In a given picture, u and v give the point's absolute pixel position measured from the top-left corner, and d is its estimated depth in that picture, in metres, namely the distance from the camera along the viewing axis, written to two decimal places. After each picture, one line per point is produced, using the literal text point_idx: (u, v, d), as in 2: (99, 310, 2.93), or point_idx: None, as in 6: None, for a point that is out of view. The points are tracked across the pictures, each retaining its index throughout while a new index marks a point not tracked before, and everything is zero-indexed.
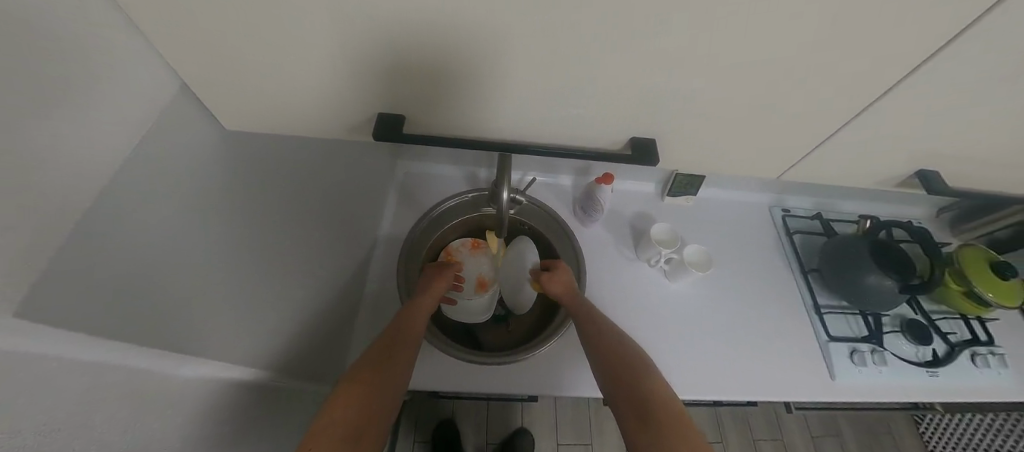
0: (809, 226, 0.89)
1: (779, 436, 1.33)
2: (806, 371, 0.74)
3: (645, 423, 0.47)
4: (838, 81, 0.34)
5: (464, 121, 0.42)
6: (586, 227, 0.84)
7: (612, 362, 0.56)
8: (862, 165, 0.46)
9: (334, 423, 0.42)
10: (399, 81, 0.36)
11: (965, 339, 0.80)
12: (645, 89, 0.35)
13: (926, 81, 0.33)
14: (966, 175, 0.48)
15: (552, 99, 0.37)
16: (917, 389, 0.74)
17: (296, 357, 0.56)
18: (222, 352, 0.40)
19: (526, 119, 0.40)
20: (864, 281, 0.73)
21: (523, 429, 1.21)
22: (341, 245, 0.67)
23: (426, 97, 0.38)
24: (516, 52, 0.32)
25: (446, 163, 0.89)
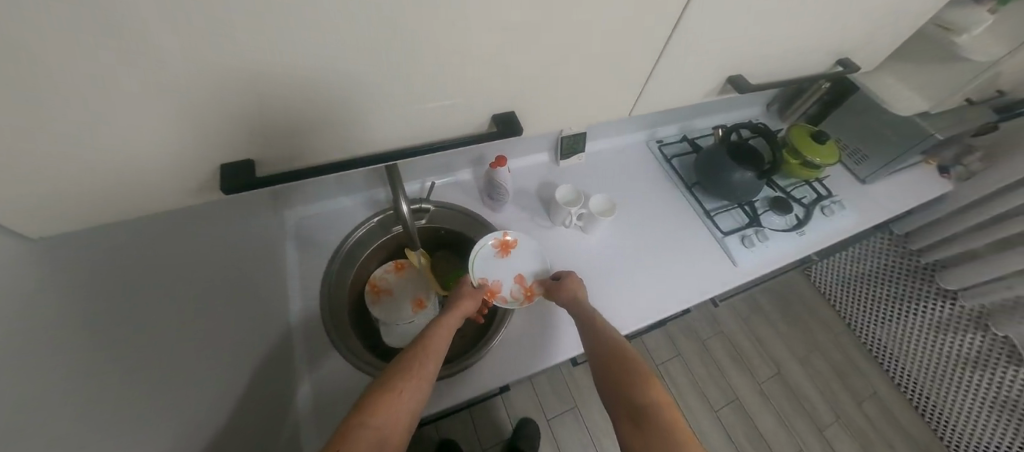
0: (680, 148, 1.02)
1: (720, 329, 1.53)
2: (716, 266, 0.86)
3: (636, 422, 0.52)
4: (641, 24, 0.38)
5: (302, 149, 0.35)
6: (499, 212, 0.86)
7: (613, 357, 0.60)
8: (687, 90, 0.54)
9: (370, 423, 0.46)
10: (225, 143, 0.31)
11: (814, 198, 0.99)
12: (484, 71, 0.35)
13: (705, 7, 0.39)
14: (775, 69, 0.56)
15: (411, 97, 0.34)
16: (794, 249, 0.91)
17: None
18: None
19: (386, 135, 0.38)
20: (732, 179, 0.86)
21: (526, 418, 1.24)
22: (257, 316, 0.59)
23: (270, 136, 0.32)
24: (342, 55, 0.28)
25: (338, 196, 0.83)
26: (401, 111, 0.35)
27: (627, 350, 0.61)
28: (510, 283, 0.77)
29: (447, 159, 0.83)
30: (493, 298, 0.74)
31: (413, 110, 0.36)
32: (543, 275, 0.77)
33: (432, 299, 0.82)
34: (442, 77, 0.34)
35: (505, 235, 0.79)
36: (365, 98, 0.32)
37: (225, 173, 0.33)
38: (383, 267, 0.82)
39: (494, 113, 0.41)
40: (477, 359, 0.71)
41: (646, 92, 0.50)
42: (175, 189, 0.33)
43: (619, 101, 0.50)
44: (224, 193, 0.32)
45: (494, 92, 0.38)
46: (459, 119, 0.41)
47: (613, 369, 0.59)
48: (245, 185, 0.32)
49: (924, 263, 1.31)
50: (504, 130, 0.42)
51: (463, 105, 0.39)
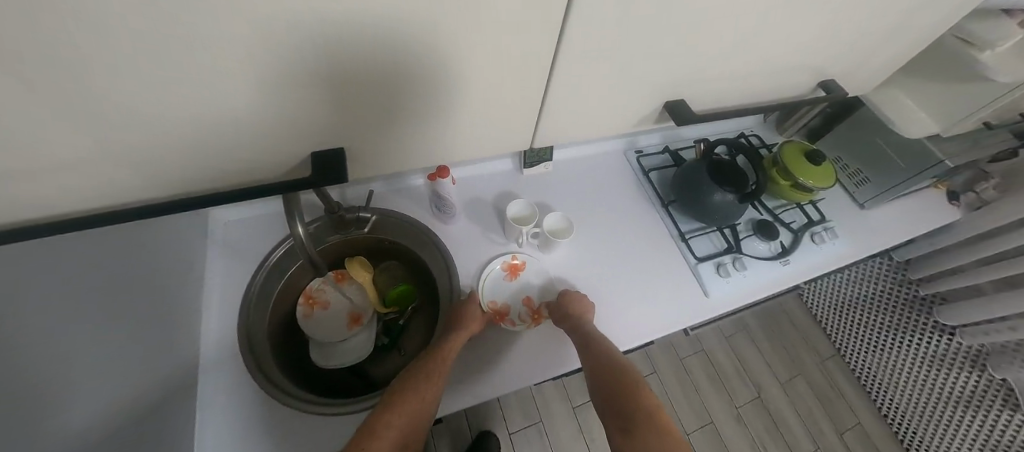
0: (661, 160, 0.93)
1: (702, 348, 1.46)
2: (684, 295, 0.78)
3: (629, 436, 0.53)
4: None
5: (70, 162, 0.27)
6: (449, 224, 0.78)
7: (618, 374, 0.58)
8: None
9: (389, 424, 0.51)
10: None
11: (804, 223, 0.90)
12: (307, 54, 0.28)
13: None
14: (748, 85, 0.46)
15: (221, 83, 0.28)
16: (776, 280, 0.83)
17: None
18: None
19: (198, 126, 0.31)
20: (711, 200, 0.77)
21: (486, 432, 1.18)
22: (166, 325, 0.51)
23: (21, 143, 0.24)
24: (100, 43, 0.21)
25: (269, 198, 0.75)
26: (281, 133, 0.35)
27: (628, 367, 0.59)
28: (518, 305, 0.72)
29: None
30: (499, 323, 0.68)
31: (339, 99, 0.34)
32: (549, 296, 0.73)
33: (368, 318, 0.75)
34: (325, 103, 0.34)
35: (513, 256, 0.75)
36: (261, 127, 0.33)
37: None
38: (320, 279, 0.74)
39: (316, 151, 0.39)
40: None
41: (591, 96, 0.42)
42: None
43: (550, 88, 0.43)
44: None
45: (376, 104, 0.36)
46: (330, 132, 0.38)
47: (618, 386, 0.57)
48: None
49: (925, 295, 1.21)
50: (326, 174, 0.40)
51: (298, 94, 0.32)
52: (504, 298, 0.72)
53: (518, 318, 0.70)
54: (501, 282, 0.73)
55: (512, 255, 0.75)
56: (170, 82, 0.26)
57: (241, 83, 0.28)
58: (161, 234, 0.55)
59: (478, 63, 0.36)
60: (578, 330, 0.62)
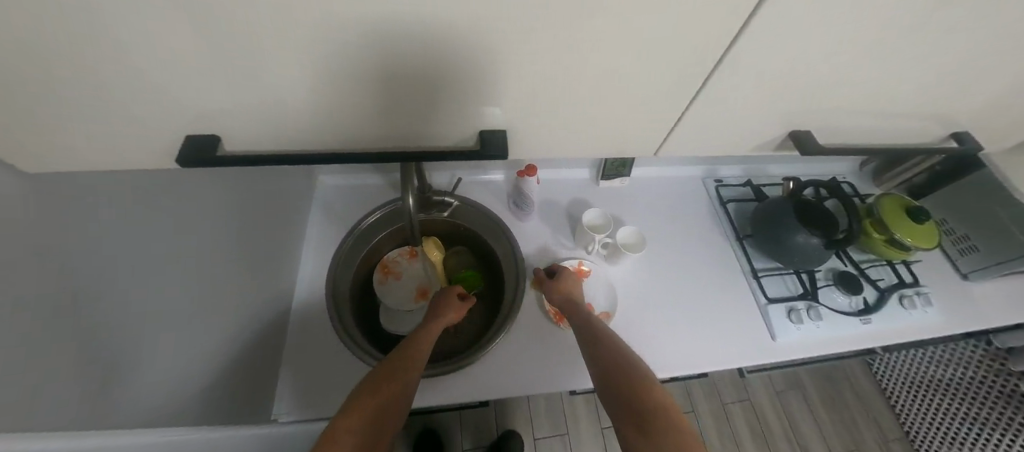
0: (741, 193, 0.91)
1: (747, 397, 1.38)
2: (748, 334, 0.75)
3: (641, 423, 0.48)
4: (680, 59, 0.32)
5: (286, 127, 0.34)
6: (522, 222, 0.82)
7: (616, 363, 0.54)
8: (753, 134, 0.46)
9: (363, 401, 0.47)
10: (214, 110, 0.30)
11: (893, 284, 0.83)
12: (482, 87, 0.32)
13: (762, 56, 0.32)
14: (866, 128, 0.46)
15: (401, 104, 0.33)
16: (853, 338, 0.77)
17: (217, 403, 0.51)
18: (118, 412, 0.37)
19: (374, 133, 0.36)
20: (792, 240, 0.74)
21: (512, 431, 1.19)
22: (258, 275, 0.62)
23: (269, 112, 0.32)
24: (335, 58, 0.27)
25: (369, 172, 0.84)
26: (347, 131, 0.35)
27: (628, 356, 0.56)
28: None
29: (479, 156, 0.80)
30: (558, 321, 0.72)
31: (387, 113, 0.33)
32: (611, 306, 0.74)
33: (436, 293, 0.79)
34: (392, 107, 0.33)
35: (580, 261, 0.77)
36: (298, 120, 0.33)
37: (189, 145, 0.32)
38: (399, 251, 0.82)
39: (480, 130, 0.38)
40: (478, 358, 0.69)
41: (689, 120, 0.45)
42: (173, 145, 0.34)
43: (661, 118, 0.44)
44: (179, 165, 0.32)
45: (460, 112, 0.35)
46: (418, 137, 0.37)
47: (619, 377, 0.53)
48: (202, 162, 0.32)
49: (1015, 392, 1.05)
50: (482, 150, 0.38)
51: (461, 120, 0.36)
52: None
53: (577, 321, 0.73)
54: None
55: (580, 261, 0.78)
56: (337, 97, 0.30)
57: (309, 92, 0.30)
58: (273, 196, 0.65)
59: (573, 85, 0.34)
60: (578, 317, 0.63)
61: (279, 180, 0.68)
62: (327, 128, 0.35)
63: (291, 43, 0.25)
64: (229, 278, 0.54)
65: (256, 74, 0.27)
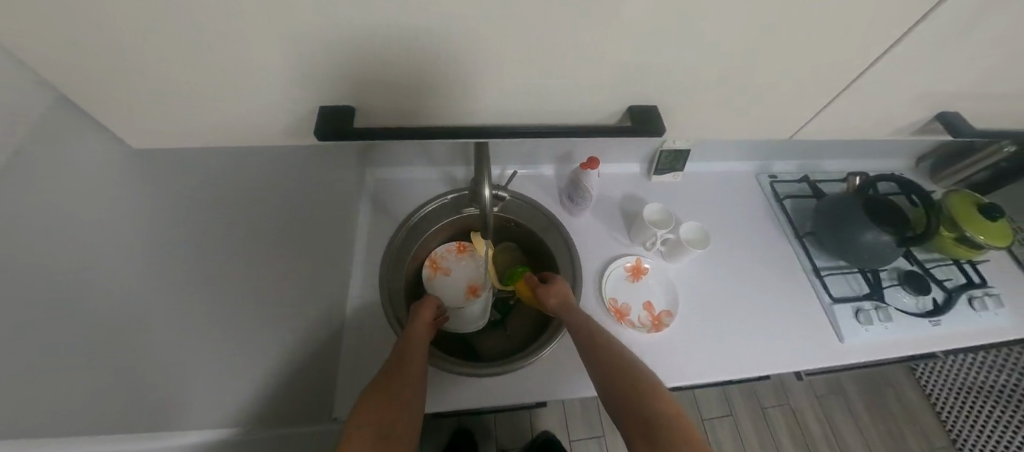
0: (798, 189, 0.89)
1: (785, 400, 1.34)
2: (814, 334, 0.72)
3: (650, 433, 0.45)
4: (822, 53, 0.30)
5: (401, 106, 0.33)
6: (574, 217, 0.80)
7: (616, 371, 0.52)
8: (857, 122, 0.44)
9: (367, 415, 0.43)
10: (335, 81, 0.29)
11: (960, 284, 0.80)
12: (618, 68, 0.29)
13: (912, 49, 0.30)
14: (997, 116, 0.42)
15: (520, 85, 0.31)
16: (924, 340, 0.74)
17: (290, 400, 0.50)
18: (200, 410, 0.35)
19: (486, 112, 0.34)
20: (860, 238, 0.71)
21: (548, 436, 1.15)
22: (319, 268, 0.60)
23: (388, 87, 0.30)
24: (475, 33, 0.25)
25: (420, 164, 0.82)
26: (468, 106, 0.33)
27: (628, 358, 0.54)
28: (638, 308, 0.71)
29: (534, 149, 0.79)
30: (619, 320, 0.69)
31: (396, 102, 0.32)
32: (672, 305, 0.72)
33: (488, 290, 0.77)
34: (528, 78, 0.30)
35: (639, 258, 0.75)
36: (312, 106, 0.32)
37: (325, 117, 0.32)
38: (447, 246, 0.80)
39: (633, 104, 0.34)
40: (538, 357, 0.68)
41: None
42: (280, 121, 0.33)
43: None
44: (318, 138, 0.32)
45: (594, 87, 0.31)
46: (547, 115, 0.35)
47: (621, 387, 0.50)
48: (340, 133, 0.31)
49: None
50: (637, 128, 0.34)
51: (575, 100, 0.33)
52: (625, 298, 0.72)
53: (638, 320, 0.70)
54: (622, 281, 0.74)
55: (638, 257, 0.76)
56: (443, 76, 0.29)
57: (312, 81, 0.29)
58: (332, 186, 0.64)
59: (706, 64, 0.30)
60: (576, 323, 0.60)
61: (337, 170, 0.67)
62: (440, 109, 0.33)
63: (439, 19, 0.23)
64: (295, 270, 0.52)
65: (379, 43, 0.25)
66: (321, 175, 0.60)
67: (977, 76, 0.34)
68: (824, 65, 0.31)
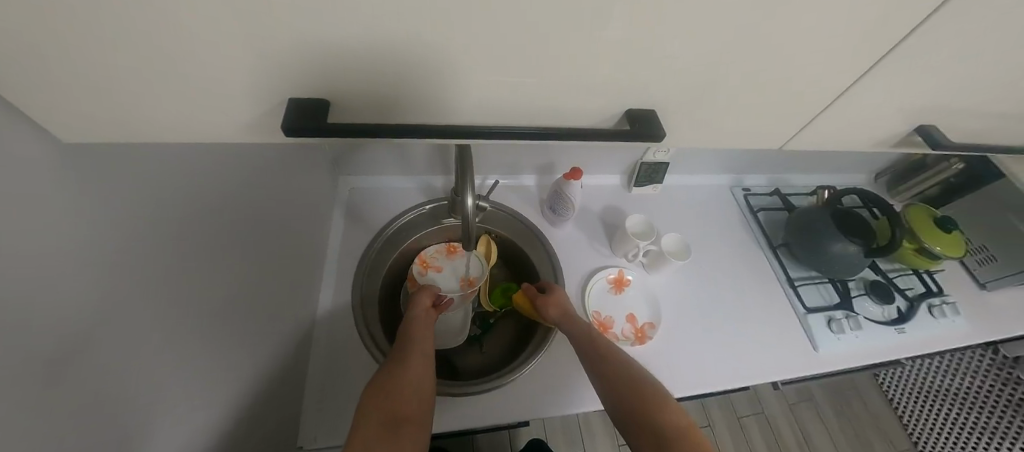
0: (770, 202, 0.92)
1: (762, 410, 1.36)
2: (791, 345, 0.73)
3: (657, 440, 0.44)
4: (808, 64, 0.30)
5: (378, 112, 0.30)
6: (557, 228, 0.79)
7: (615, 378, 0.51)
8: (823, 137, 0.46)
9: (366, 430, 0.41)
10: (303, 85, 0.27)
11: (920, 293, 0.84)
12: (609, 76, 0.29)
13: (889, 66, 0.31)
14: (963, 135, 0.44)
15: (506, 91, 0.29)
16: (892, 348, 0.76)
17: (245, 433, 0.44)
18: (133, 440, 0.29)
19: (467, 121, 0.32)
20: (830, 250, 0.74)
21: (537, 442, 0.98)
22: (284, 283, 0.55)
23: (363, 90, 0.28)
24: (462, 34, 0.23)
25: (397, 174, 0.79)
26: (453, 105, 0.30)
27: (628, 365, 0.53)
28: (621, 320, 0.71)
29: (517, 159, 0.78)
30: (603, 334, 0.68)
31: (369, 106, 0.29)
32: (655, 317, 0.71)
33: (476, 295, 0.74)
34: (521, 81, 0.28)
35: (621, 270, 0.75)
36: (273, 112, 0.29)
37: (293, 110, 0.28)
38: (432, 247, 0.76)
39: (629, 109, 0.33)
40: (519, 375, 0.65)
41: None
42: (237, 122, 0.29)
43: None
44: (285, 134, 0.27)
45: (591, 90, 0.30)
46: (541, 115, 0.32)
47: (624, 395, 0.49)
48: (315, 127, 0.27)
49: (1016, 398, 1.09)
50: (638, 130, 0.33)
51: (563, 108, 0.32)
52: (609, 309, 0.71)
53: (620, 332, 0.69)
54: (606, 293, 0.73)
55: (621, 269, 0.75)
56: (427, 80, 0.27)
57: (280, 83, 0.26)
58: (301, 195, 0.60)
59: (695, 75, 0.30)
60: (572, 330, 0.59)
61: (307, 179, 0.62)
62: (419, 115, 0.31)
63: (424, 17, 0.22)
64: (258, 285, 0.48)
65: (356, 39, 0.23)
66: (289, 184, 0.56)
67: (939, 97, 0.36)
68: (805, 79, 0.32)
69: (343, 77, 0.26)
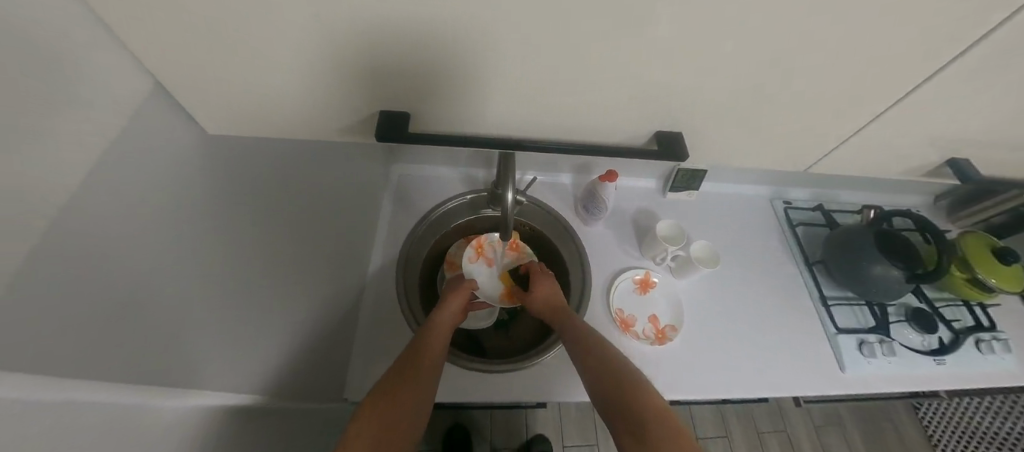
0: (811, 217, 0.90)
1: (782, 427, 1.34)
2: (815, 363, 0.73)
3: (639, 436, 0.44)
4: None
5: (451, 103, 0.38)
6: (588, 227, 0.82)
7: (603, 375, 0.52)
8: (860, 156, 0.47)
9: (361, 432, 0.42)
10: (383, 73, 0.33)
11: (968, 326, 0.80)
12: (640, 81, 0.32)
13: None
14: None
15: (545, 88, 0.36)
16: (926, 379, 0.74)
17: (293, 374, 0.52)
18: (201, 377, 0.36)
19: (512, 115, 0.40)
20: (869, 271, 0.72)
21: None
22: (339, 255, 0.63)
23: (429, 82, 0.36)
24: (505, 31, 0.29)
25: (442, 163, 0.85)
26: (500, 98, 0.37)
27: (616, 360, 0.54)
28: (644, 320, 0.73)
29: (556, 157, 0.81)
30: (624, 331, 0.71)
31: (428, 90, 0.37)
32: (677, 321, 0.73)
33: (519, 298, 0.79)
34: (559, 89, 0.36)
35: (647, 272, 0.77)
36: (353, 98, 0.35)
37: (387, 119, 0.41)
38: (497, 238, 0.78)
39: (658, 130, 0.42)
40: (540, 361, 0.70)
41: (822, 133, 0.43)
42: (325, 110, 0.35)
43: (797, 131, 0.43)
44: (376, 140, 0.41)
45: (615, 90, 0.36)
46: (569, 113, 0.39)
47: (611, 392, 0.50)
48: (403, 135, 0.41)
49: None
50: (666, 151, 0.42)
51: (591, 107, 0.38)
52: (632, 310, 0.74)
53: (642, 330, 0.72)
54: (630, 293, 0.76)
55: (648, 271, 0.77)
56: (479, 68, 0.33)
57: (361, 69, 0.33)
58: (356, 178, 0.67)
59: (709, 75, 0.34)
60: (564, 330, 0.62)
61: (364, 163, 0.69)
62: (475, 109, 0.39)
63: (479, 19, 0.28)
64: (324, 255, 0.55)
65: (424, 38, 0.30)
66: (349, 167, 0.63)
67: None
68: None
69: (416, 69, 0.34)
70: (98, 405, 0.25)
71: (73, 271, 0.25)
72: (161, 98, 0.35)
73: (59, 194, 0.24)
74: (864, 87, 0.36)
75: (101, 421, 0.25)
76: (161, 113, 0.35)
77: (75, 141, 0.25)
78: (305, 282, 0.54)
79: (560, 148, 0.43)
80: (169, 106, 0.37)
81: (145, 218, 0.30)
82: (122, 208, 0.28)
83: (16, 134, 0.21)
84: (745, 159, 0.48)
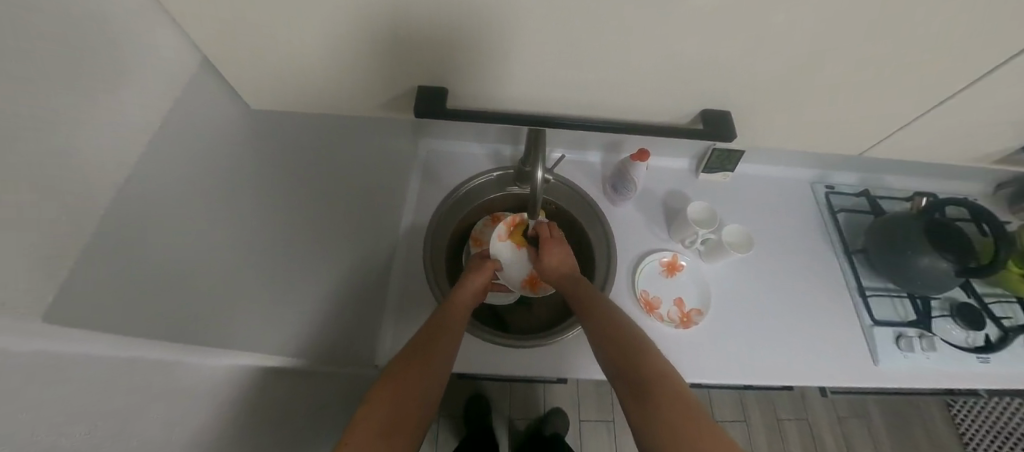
0: (855, 203, 0.85)
1: (804, 415, 1.33)
2: (847, 354, 0.71)
3: (638, 388, 0.44)
4: None
5: (490, 81, 0.37)
6: (616, 207, 0.80)
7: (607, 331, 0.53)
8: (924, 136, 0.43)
9: (374, 411, 0.42)
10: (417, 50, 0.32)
11: (1020, 324, 0.75)
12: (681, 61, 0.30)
13: None
14: None
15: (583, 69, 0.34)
16: (966, 376, 0.71)
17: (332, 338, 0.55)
18: (251, 341, 0.39)
19: (553, 93, 0.38)
20: (915, 263, 0.68)
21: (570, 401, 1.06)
22: (369, 228, 0.64)
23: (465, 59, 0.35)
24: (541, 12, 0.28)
25: (469, 139, 0.85)
26: (539, 79, 0.36)
27: (619, 319, 0.54)
28: (669, 303, 0.73)
29: (585, 135, 0.79)
30: (648, 312, 0.71)
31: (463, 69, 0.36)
32: (704, 305, 0.72)
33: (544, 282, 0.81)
34: (597, 71, 0.34)
35: (675, 255, 0.76)
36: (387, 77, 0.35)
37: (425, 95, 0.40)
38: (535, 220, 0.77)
39: (704, 109, 0.40)
40: (563, 338, 0.71)
41: (883, 112, 0.40)
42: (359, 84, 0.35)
43: (855, 109, 0.40)
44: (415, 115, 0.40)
45: (660, 70, 0.34)
46: (611, 92, 0.37)
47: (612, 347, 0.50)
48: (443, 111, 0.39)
49: None
50: (711, 130, 0.40)
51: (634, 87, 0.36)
52: (657, 292, 0.74)
53: (666, 313, 0.71)
54: (656, 275, 0.75)
55: (676, 254, 0.76)
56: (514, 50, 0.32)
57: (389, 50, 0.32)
58: (384, 152, 0.67)
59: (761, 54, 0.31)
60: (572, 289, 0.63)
61: (393, 137, 0.70)
62: (515, 88, 0.38)
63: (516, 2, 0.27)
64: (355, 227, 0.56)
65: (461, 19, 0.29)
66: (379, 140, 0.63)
67: None
68: None
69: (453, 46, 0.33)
70: (159, 362, 0.27)
71: (126, 236, 0.26)
72: (192, 73, 0.36)
73: (99, 170, 0.25)
74: (940, 66, 0.32)
75: (157, 375, 0.27)
76: (191, 87, 0.35)
77: (107, 119, 0.26)
78: (339, 253, 0.56)
79: (605, 128, 0.42)
80: (209, 80, 0.38)
81: (179, 194, 0.31)
82: (154, 186, 0.29)
83: (58, 105, 0.22)
84: (795, 139, 0.45)
